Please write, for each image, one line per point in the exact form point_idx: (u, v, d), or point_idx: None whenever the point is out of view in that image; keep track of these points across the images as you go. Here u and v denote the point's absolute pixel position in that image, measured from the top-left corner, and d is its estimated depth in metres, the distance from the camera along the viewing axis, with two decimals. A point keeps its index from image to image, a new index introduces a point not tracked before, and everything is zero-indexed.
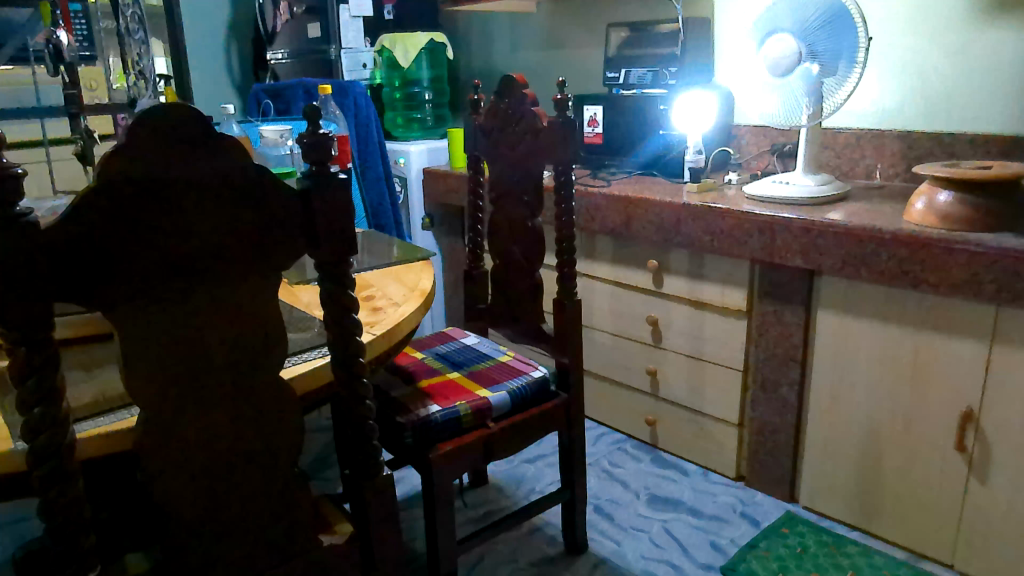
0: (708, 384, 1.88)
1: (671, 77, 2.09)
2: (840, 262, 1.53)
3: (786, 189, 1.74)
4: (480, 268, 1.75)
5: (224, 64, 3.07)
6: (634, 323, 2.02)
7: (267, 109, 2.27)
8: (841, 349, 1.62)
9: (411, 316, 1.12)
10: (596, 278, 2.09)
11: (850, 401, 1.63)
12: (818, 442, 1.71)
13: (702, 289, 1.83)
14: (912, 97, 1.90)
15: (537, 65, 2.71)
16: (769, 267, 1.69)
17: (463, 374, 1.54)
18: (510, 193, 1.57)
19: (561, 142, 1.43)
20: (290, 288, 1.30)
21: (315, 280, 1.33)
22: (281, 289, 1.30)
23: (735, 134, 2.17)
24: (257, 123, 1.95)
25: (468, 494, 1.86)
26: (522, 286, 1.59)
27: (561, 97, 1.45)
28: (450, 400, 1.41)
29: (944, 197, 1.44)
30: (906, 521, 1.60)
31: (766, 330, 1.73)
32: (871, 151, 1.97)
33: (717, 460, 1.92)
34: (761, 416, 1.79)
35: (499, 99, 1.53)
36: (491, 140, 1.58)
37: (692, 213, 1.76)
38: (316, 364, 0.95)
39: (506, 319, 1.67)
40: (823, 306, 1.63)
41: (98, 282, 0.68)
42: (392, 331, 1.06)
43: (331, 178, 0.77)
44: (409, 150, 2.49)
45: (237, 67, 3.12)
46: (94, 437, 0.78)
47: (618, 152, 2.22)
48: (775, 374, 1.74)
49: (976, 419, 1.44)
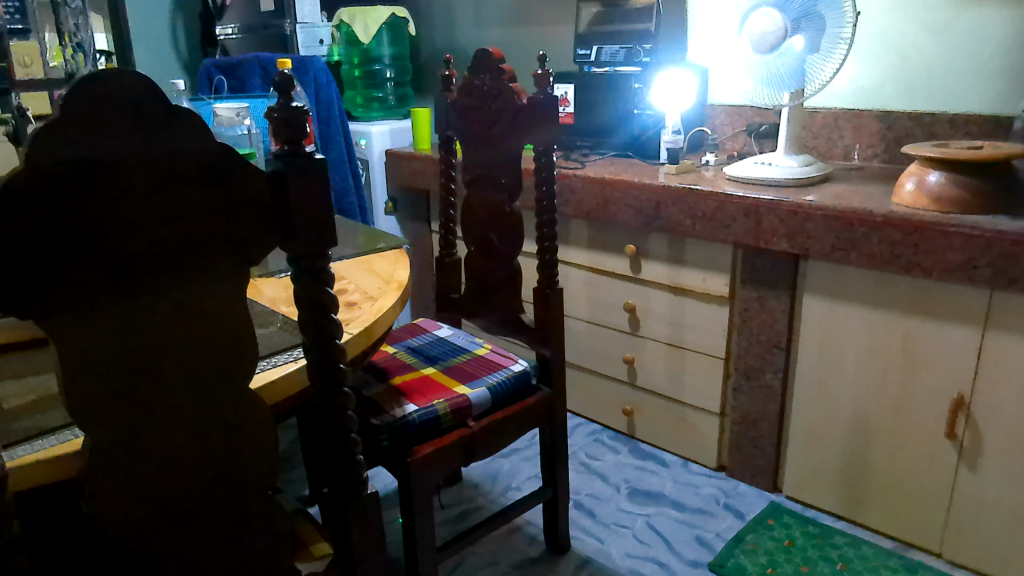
0: (689, 372, 1.83)
1: (644, 54, 2.01)
2: (830, 247, 1.48)
3: (769, 170, 1.68)
4: (452, 255, 1.65)
5: (169, 38, 2.92)
6: (611, 311, 1.95)
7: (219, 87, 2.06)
8: (828, 337, 1.58)
9: (390, 311, 1.02)
10: (571, 264, 2.01)
11: (836, 388, 1.59)
12: (803, 431, 1.67)
13: (683, 274, 1.77)
14: (892, 76, 1.86)
15: (501, 42, 2.60)
16: (753, 253, 1.63)
17: (439, 369, 1.45)
18: (485, 175, 1.48)
19: (543, 120, 1.35)
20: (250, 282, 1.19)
21: (281, 273, 1.22)
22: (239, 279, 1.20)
23: (709, 114, 2.11)
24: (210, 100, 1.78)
25: (443, 497, 1.77)
26: (502, 275, 1.51)
27: (542, 72, 1.34)
28: (426, 399, 1.32)
29: (934, 177, 1.40)
30: (894, 510, 1.57)
31: (750, 317, 1.68)
32: (849, 132, 1.92)
33: (698, 450, 1.87)
34: (744, 404, 1.74)
35: (472, 75, 1.43)
36: (465, 120, 1.48)
37: (672, 196, 1.70)
38: (291, 369, 0.84)
39: (481, 309, 1.58)
40: (809, 292, 1.58)
41: (33, 285, 0.57)
42: (370, 329, 0.96)
43: (305, 159, 0.67)
44: (371, 131, 2.40)
45: (184, 41, 2.97)
46: (30, 465, 0.67)
47: (592, 134, 2.13)
48: (758, 362, 1.69)
49: (967, 406, 1.42)
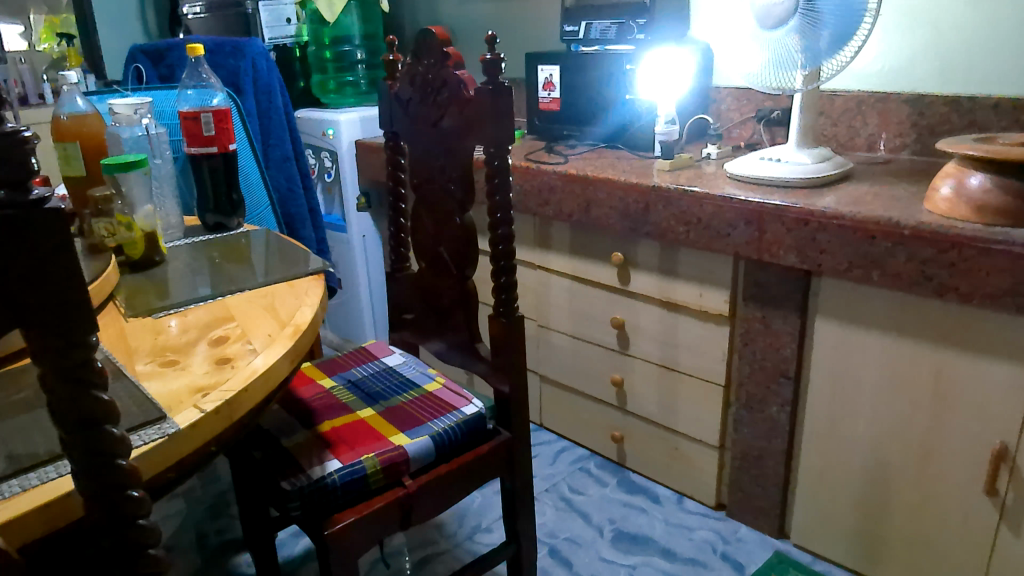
0: (682, 397, 1.60)
1: (638, 31, 1.74)
2: (847, 263, 1.24)
3: (777, 167, 1.43)
4: (404, 269, 1.43)
5: (139, 21, 2.83)
6: (596, 326, 1.72)
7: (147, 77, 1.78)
8: (842, 367, 1.33)
9: (274, 366, 0.81)
10: (552, 271, 1.78)
11: (851, 425, 1.35)
12: (813, 472, 1.43)
13: (676, 288, 1.53)
14: (925, 52, 1.59)
15: (486, 19, 2.35)
16: (757, 266, 1.39)
17: (378, 411, 1.23)
18: (434, 179, 1.26)
19: (492, 115, 1.10)
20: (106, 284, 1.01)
21: (161, 313, 0.97)
22: (102, 307, 0.99)
23: (713, 98, 1.86)
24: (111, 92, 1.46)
25: (389, 544, 1.54)
26: (456, 298, 1.29)
27: (491, 56, 1.08)
28: (354, 454, 1.10)
29: (976, 180, 1.14)
30: (919, 571, 1.34)
31: (752, 340, 1.44)
32: (873, 119, 1.66)
33: (694, 486, 1.65)
34: (746, 438, 1.51)
35: (417, 60, 1.21)
36: (410, 115, 1.27)
37: (661, 198, 1.46)
38: (60, 489, 0.58)
39: (436, 333, 1.37)
40: (821, 314, 1.34)
41: None
42: (235, 399, 0.75)
43: (27, 209, 0.45)
44: (339, 120, 2.17)
45: (154, 25, 2.88)
46: None
47: (578, 121, 1.89)
48: (762, 392, 1.46)
49: (1010, 458, 1.17)
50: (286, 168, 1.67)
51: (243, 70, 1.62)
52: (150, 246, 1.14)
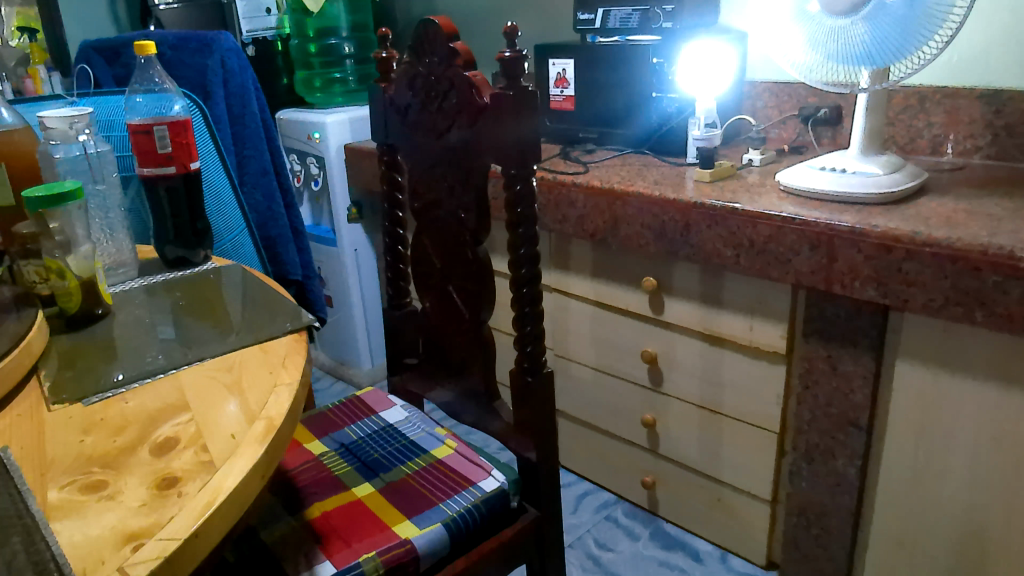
0: (727, 442, 1.39)
1: (665, 19, 1.51)
2: (941, 299, 1.02)
3: (841, 180, 1.22)
4: (404, 305, 1.21)
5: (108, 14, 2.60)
6: (625, 358, 1.51)
7: (100, 79, 1.55)
8: (927, 418, 1.13)
9: (238, 487, 0.59)
10: (572, 296, 1.56)
11: (938, 485, 1.15)
12: (888, 535, 1.23)
13: (721, 320, 1.32)
14: (1003, 40, 1.37)
15: (487, 5, 2.11)
16: (822, 297, 1.18)
17: (378, 489, 1.01)
18: (440, 204, 1.03)
19: (513, 128, 0.88)
20: (33, 344, 0.79)
21: (98, 396, 0.73)
22: (22, 388, 0.75)
23: (749, 94, 1.64)
24: (51, 101, 1.23)
25: None
26: (468, 345, 1.07)
27: (511, 53, 0.85)
28: (350, 553, 0.89)
29: None
30: None
31: (815, 383, 1.23)
32: (939, 117, 1.45)
33: (741, 541, 1.45)
34: (805, 492, 1.31)
35: (418, 58, 0.98)
36: (409, 125, 1.05)
37: (704, 215, 1.24)
38: None
39: (444, 383, 1.15)
40: (902, 356, 1.12)
41: None
42: (181, 549, 0.52)
43: None
44: (327, 122, 1.93)
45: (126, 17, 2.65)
46: None
47: (597, 122, 1.66)
48: (826, 442, 1.25)
49: None
50: (264, 184, 1.46)
51: (211, 69, 1.40)
52: (89, 295, 0.90)
